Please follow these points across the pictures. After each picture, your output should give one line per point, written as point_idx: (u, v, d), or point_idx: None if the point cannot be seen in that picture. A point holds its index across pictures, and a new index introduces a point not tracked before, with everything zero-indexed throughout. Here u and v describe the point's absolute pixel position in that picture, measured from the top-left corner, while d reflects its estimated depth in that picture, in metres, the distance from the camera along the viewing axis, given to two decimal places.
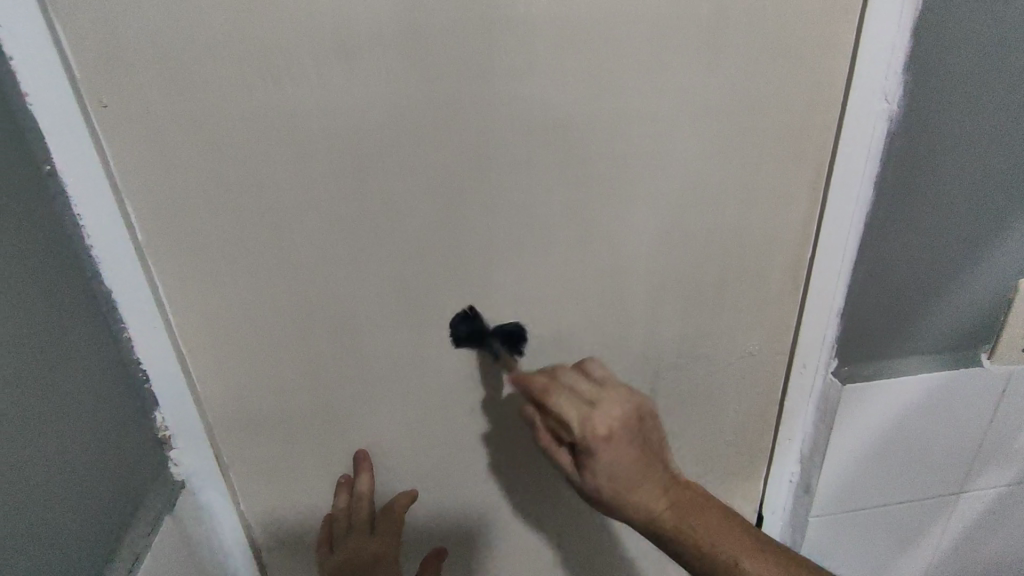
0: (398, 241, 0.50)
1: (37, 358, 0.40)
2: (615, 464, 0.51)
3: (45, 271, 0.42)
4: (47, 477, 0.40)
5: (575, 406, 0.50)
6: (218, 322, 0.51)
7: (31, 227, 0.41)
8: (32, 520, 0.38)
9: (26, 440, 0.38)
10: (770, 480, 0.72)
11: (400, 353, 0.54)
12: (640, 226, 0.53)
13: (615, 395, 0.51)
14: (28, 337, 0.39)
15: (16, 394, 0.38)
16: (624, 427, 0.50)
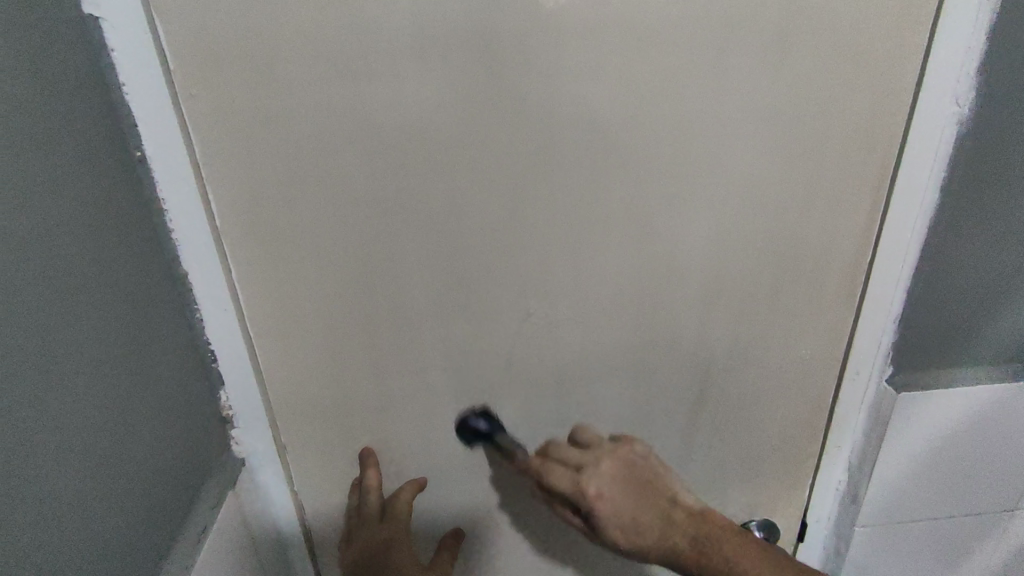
0: (459, 234, 0.51)
1: (120, 343, 0.43)
2: (617, 515, 0.55)
3: (131, 257, 0.44)
4: (126, 458, 0.42)
5: (565, 476, 0.55)
6: (284, 309, 0.53)
7: (121, 213, 0.44)
8: (112, 498, 0.41)
9: (108, 422, 0.41)
10: (816, 488, 0.71)
11: (454, 345, 0.56)
12: (698, 228, 0.53)
13: (598, 457, 0.56)
14: (113, 323, 0.42)
15: (100, 378, 0.40)
16: (612, 475, 0.55)
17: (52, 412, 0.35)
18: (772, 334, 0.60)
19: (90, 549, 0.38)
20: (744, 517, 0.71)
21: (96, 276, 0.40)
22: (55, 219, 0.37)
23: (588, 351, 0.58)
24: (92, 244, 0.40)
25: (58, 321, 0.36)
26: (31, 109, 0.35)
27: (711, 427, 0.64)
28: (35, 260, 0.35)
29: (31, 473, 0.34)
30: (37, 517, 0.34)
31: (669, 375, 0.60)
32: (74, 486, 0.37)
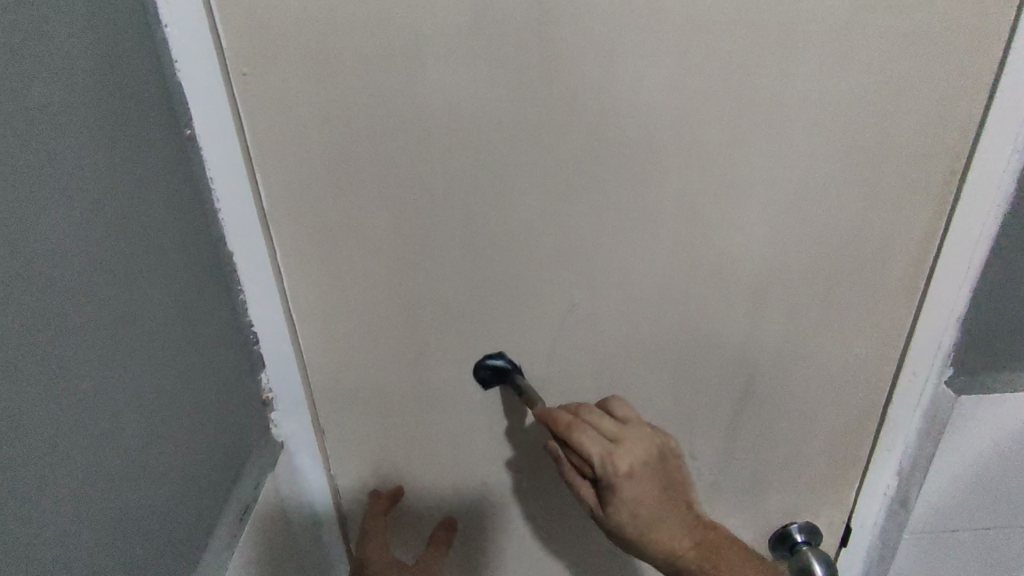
0: (506, 221, 0.50)
1: (165, 332, 0.42)
2: (637, 501, 0.50)
3: (178, 242, 0.44)
4: (169, 448, 0.42)
5: (599, 445, 0.49)
6: (328, 292, 0.53)
7: (171, 196, 0.44)
8: (155, 488, 0.41)
9: (151, 412, 0.40)
10: (863, 493, 0.68)
11: (497, 336, 0.55)
12: (752, 220, 0.51)
13: (636, 437, 0.51)
14: (158, 311, 0.42)
15: (143, 359, 0.40)
16: (646, 466, 0.50)
17: (98, 401, 0.35)
18: (826, 331, 0.57)
19: (135, 539, 0.38)
20: (784, 519, 0.70)
21: (144, 263, 0.40)
22: (103, 207, 0.37)
23: (632, 344, 0.56)
24: (141, 232, 0.40)
25: (104, 310, 0.36)
26: (83, 95, 0.35)
27: (756, 425, 0.62)
28: (84, 250, 0.35)
29: (77, 464, 0.34)
30: (83, 509, 0.34)
31: (715, 370, 0.58)
32: (118, 477, 0.37)
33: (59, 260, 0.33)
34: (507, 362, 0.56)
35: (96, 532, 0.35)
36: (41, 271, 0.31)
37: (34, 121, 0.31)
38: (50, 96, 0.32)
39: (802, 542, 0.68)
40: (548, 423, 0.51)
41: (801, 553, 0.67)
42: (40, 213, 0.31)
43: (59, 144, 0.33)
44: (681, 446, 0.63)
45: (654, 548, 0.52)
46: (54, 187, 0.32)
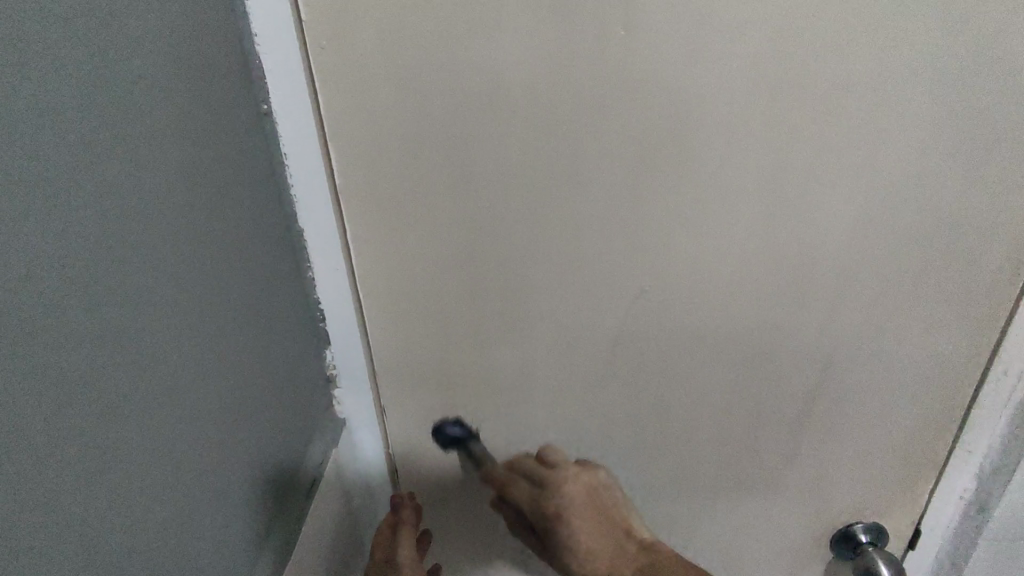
0: (577, 202, 0.48)
1: (242, 311, 0.44)
2: (576, 539, 0.49)
3: (256, 223, 0.45)
4: (244, 425, 0.44)
5: (527, 492, 0.51)
6: (394, 272, 0.52)
7: (250, 177, 0.44)
8: (230, 462, 0.42)
9: (227, 390, 0.42)
10: (936, 496, 0.64)
11: (561, 320, 0.54)
12: (839, 205, 0.48)
13: (562, 481, 0.50)
14: (235, 291, 0.43)
15: (221, 329, 0.41)
16: (574, 501, 0.49)
17: (182, 376, 0.36)
18: (911, 326, 0.54)
19: (213, 510, 0.40)
20: (850, 521, 0.66)
21: (224, 244, 0.41)
22: (187, 186, 0.37)
23: (701, 334, 0.54)
24: (222, 213, 0.41)
25: (187, 287, 0.37)
26: (171, 75, 0.36)
27: (827, 423, 0.59)
28: (170, 228, 0.36)
29: (165, 436, 0.35)
30: (170, 479, 0.35)
31: (788, 364, 0.56)
32: (199, 450, 0.38)
33: (147, 236, 0.34)
34: (464, 429, 0.58)
35: (183, 502, 0.36)
36: (132, 246, 0.32)
37: (123, 98, 0.32)
38: (146, 68, 0.34)
39: (867, 543, 0.66)
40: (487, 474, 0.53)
41: (867, 553, 0.66)
42: (130, 189, 0.32)
43: (146, 122, 0.34)
44: (746, 441, 0.61)
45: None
46: (142, 164, 0.33)
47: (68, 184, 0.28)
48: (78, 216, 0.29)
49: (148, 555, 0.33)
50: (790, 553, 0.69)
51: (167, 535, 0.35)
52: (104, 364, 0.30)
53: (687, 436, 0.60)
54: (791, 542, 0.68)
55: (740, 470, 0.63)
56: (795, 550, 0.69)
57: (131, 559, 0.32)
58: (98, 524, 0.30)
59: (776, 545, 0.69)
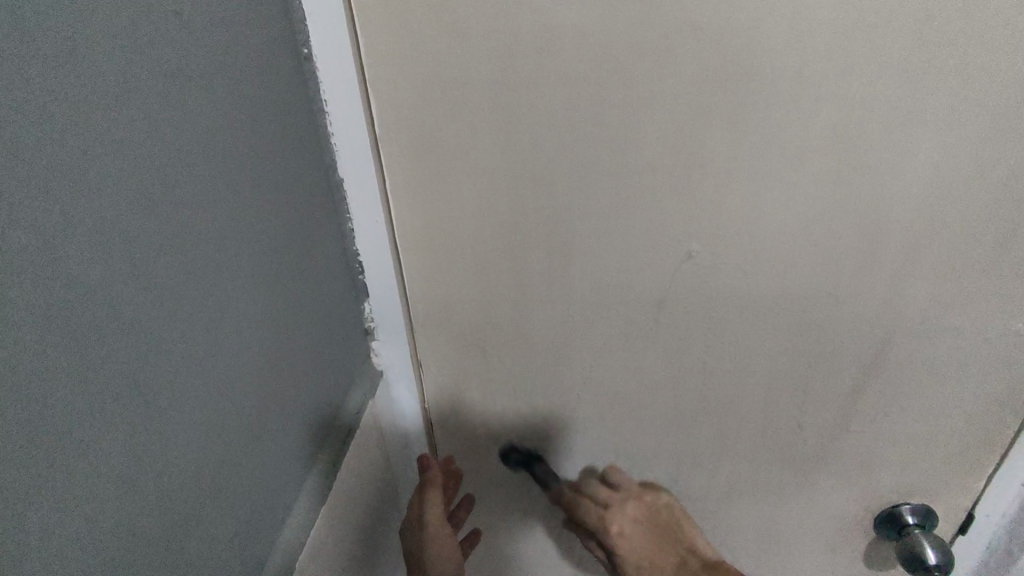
0: (624, 158, 0.46)
1: (279, 264, 0.44)
2: (635, 552, 0.53)
3: (294, 175, 0.45)
4: (279, 377, 0.44)
5: (593, 512, 0.56)
6: (432, 226, 0.52)
7: (289, 127, 0.44)
8: (266, 412, 0.43)
9: (264, 341, 0.42)
10: (994, 481, 0.60)
11: (601, 281, 0.52)
12: (917, 166, 0.44)
13: (628, 496, 0.55)
14: (273, 242, 0.43)
15: (260, 277, 0.41)
16: (634, 520, 0.54)
17: (217, 327, 0.37)
18: (985, 301, 0.49)
19: (248, 459, 0.41)
20: (897, 501, 0.64)
21: (262, 198, 0.41)
22: (225, 134, 0.37)
23: (751, 301, 0.52)
24: (259, 165, 0.40)
25: (224, 237, 0.37)
26: (210, 15, 0.35)
27: (880, 401, 0.56)
28: (206, 177, 0.35)
29: (199, 387, 0.35)
30: (205, 429, 0.36)
31: (845, 338, 0.53)
32: (234, 400, 0.39)
33: (184, 185, 0.33)
34: (530, 448, 0.64)
35: (217, 450, 0.37)
36: (167, 195, 0.32)
37: (157, 39, 0.31)
38: (185, 6, 0.33)
39: (914, 525, 0.63)
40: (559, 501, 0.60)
41: (912, 536, 0.63)
42: (166, 136, 0.32)
43: (182, 69, 0.33)
44: (791, 414, 0.58)
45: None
46: (179, 110, 0.33)
47: (102, 127, 0.28)
48: (113, 162, 0.28)
49: (183, 500, 0.34)
50: (830, 529, 0.67)
51: (202, 481, 0.36)
52: (138, 314, 0.30)
53: (727, 405, 0.58)
54: (833, 519, 0.66)
55: (782, 443, 0.61)
56: (836, 526, 0.67)
57: (167, 504, 0.33)
58: (135, 470, 0.31)
59: (816, 521, 0.67)
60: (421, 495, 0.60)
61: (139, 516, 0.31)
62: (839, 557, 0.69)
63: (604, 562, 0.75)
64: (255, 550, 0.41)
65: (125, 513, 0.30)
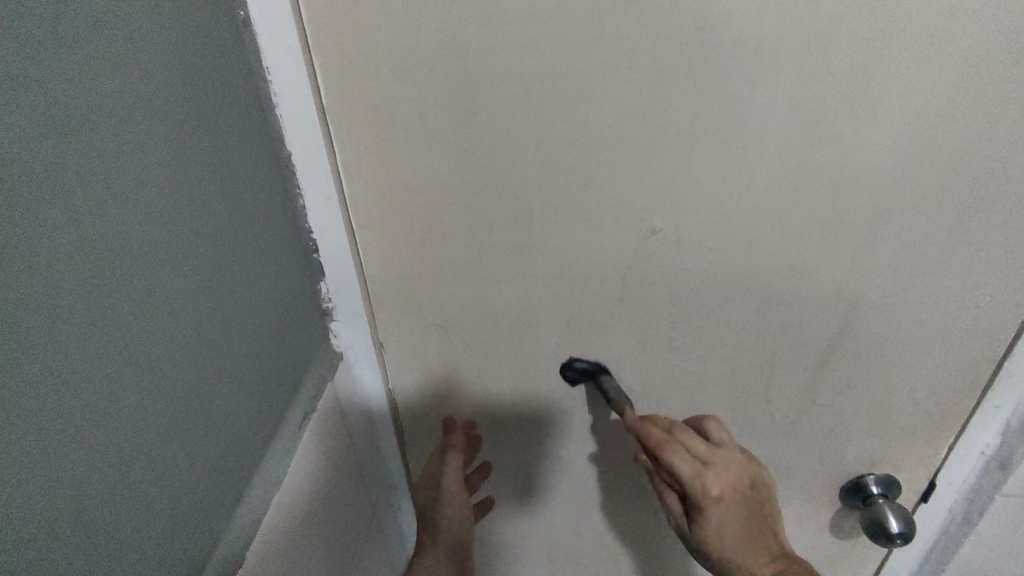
0: (585, 129, 0.44)
1: (224, 243, 0.41)
2: (723, 524, 0.52)
3: (238, 147, 0.42)
4: (228, 362, 0.42)
5: (687, 466, 0.50)
6: (387, 200, 0.50)
7: (230, 95, 0.41)
8: (215, 399, 0.40)
9: (210, 326, 0.40)
10: (956, 449, 0.61)
11: (565, 257, 0.51)
12: (882, 134, 0.43)
13: (732, 457, 0.51)
14: (216, 219, 0.40)
15: (203, 258, 0.39)
16: (735, 491, 0.51)
17: (154, 313, 0.34)
18: (948, 271, 0.49)
19: (195, 448, 0.39)
20: (862, 472, 0.64)
21: (202, 172, 0.38)
22: (159, 103, 0.34)
23: (716, 274, 0.51)
24: (197, 135, 0.37)
25: (160, 215, 0.34)
26: None
27: (845, 374, 0.56)
28: (136, 149, 0.32)
29: (135, 376, 0.33)
30: (143, 420, 0.34)
31: (809, 311, 0.52)
32: (177, 388, 0.36)
33: (112, 158, 0.30)
34: (594, 362, 0.57)
35: (157, 441, 0.35)
36: (91, 168, 0.29)
37: None
38: None
39: (879, 495, 0.63)
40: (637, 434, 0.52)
41: (875, 505, 0.63)
42: (87, 102, 0.29)
43: (105, 28, 0.30)
44: (758, 389, 0.58)
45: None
46: (103, 73, 0.30)
47: (8, 90, 0.24)
48: (20, 127, 0.25)
49: (115, 495, 0.32)
50: (798, 500, 0.68)
51: (138, 474, 0.34)
52: (56, 297, 0.28)
53: (693, 381, 0.58)
54: (800, 492, 0.67)
55: (749, 418, 0.61)
56: (804, 498, 0.67)
57: (95, 499, 0.31)
58: (53, 465, 0.28)
59: (784, 493, 0.67)
60: (442, 456, 0.63)
61: (61, 514, 0.29)
62: (807, 526, 0.70)
63: (576, 537, 0.75)
64: (202, 542, 0.40)
65: (43, 512, 0.28)
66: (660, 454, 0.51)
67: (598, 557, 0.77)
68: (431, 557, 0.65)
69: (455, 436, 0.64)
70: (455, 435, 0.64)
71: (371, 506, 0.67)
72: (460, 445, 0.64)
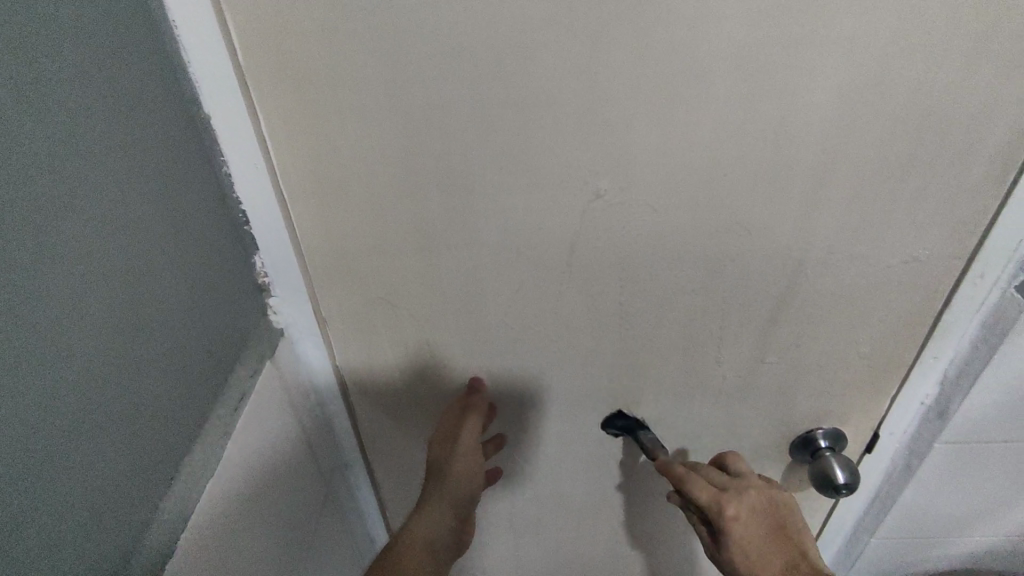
0: (523, 87, 0.42)
1: (130, 212, 0.37)
2: (749, 542, 0.55)
3: (141, 103, 0.38)
4: (145, 344, 0.38)
5: (708, 493, 0.55)
6: (320, 168, 0.47)
7: (127, 44, 0.36)
8: (134, 384, 0.37)
9: (121, 306, 0.36)
10: (898, 401, 0.63)
11: (509, 223, 0.49)
12: (823, 88, 0.42)
13: (748, 484, 0.57)
14: (128, 187, 0.37)
15: (115, 230, 0.35)
16: (756, 514, 0.55)
17: (43, 293, 0.30)
18: (888, 227, 0.50)
19: (108, 437, 0.35)
20: (810, 427, 0.66)
21: (97, 131, 0.34)
22: (52, 57, 0.30)
23: (664, 238, 0.50)
24: (87, 88, 0.33)
25: (55, 184, 0.31)
26: None
27: (792, 332, 0.57)
28: (10, 110, 0.28)
29: (21, 363, 0.29)
30: (33, 410, 0.30)
31: (756, 270, 0.52)
32: (78, 374, 0.33)
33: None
34: (631, 420, 0.64)
35: (54, 432, 0.31)
36: None
37: None
38: None
39: (825, 448, 0.65)
40: (661, 472, 0.58)
41: (823, 458, 0.63)
42: None
43: None
44: (708, 350, 0.58)
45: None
46: None
47: None
48: None
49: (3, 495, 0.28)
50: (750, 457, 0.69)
51: (28, 469, 0.30)
52: None
53: (644, 345, 0.58)
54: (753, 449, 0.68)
55: (701, 380, 0.61)
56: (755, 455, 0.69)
57: None
58: None
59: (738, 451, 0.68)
60: (462, 414, 0.61)
61: None
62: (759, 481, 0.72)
63: (536, 503, 0.75)
64: (128, 532, 0.38)
65: None
66: (678, 481, 0.57)
67: (559, 523, 0.78)
68: (430, 506, 0.63)
69: (475, 398, 0.61)
70: (478, 398, 0.61)
71: (323, 485, 0.66)
72: (481, 407, 0.61)
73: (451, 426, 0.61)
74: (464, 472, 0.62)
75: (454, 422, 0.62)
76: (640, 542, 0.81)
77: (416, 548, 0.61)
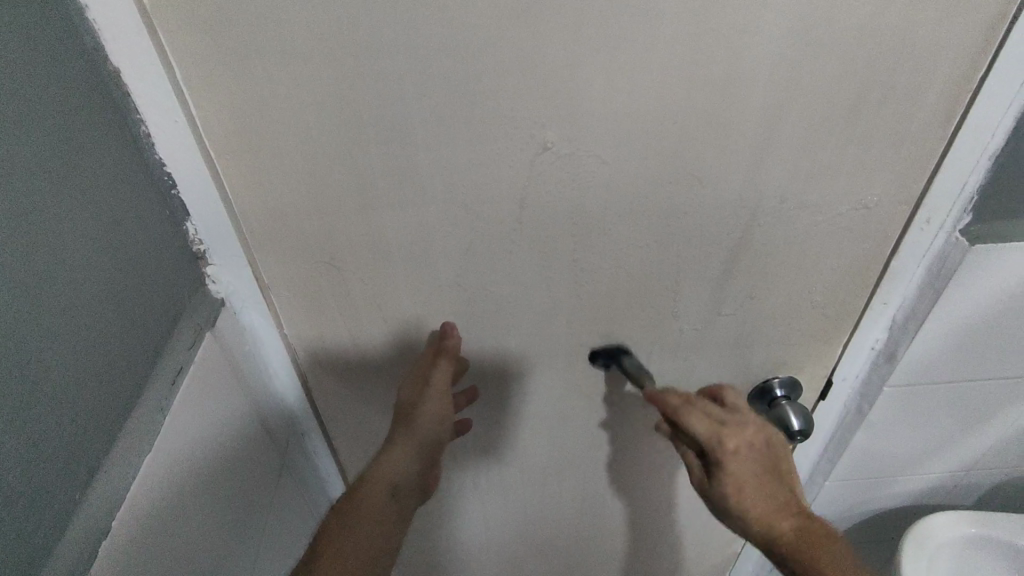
0: (460, 32, 0.40)
1: (34, 177, 0.33)
2: (740, 475, 0.55)
3: (40, 54, 0.33)
4: (62, 320, 0.35)
5: (706, 426, 0.55)
6: (249, 125, 0.44)
7: None
8: (57, 362, 0.35)
9: (40, 279, 0.33)
10: (850, 348, 0.64)
11: (455, 179, 0.47)
12: (771, 28, 0.40)
13: (743, 417, 0.56)
14: (41, 150, 0.33)
15: (29, 197, 0.32)
16: (751, 449, 0.55)
17: None
18: (838, 173, 0.49)
19: (28, 420, 0.33)
20: (766, 376, 0.67)
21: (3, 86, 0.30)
22: None
23: (616, 190, 0.49)
24: None
25: None
26: None
27: (746, 283, 0.57)
28: None
29: None
30: None
31: (709, 221, 0.52)
32: None
33: None
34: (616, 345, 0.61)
35: None
36: None
37: None
38: None
39: (782, 397, 0.65)
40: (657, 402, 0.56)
41: (779, 407, 0.64)
42: None
43: None
44: (663, 304, 0.58)
45: (756, 529, 0.56)
46: None
47: None
48: None
49: None
50: None
51: None
52: None
53: (600, 301, 0.57)
54: None
55: (659, 334, 0.61)
56: None
57: None
58: None
59: None
60: (433, 357, 0.58)
61: None
62: None
63: (501, 464, 0.75)
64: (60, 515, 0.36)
65: None
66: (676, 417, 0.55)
67: (525, 481, 0.78)
68: (397, 454, 0.60)
69: (447, 341, 0.57)
70: (452, 340, 0.57)
71: (279, 455, 0.65)
72: (454, 352, 0.58)
73: (423, 371, 0.59)
74: (437, 415, 0.59)
75: (428, 362, 0.58)
76: (605, 495, 0.82)
77: (382, 495, 0.59)
